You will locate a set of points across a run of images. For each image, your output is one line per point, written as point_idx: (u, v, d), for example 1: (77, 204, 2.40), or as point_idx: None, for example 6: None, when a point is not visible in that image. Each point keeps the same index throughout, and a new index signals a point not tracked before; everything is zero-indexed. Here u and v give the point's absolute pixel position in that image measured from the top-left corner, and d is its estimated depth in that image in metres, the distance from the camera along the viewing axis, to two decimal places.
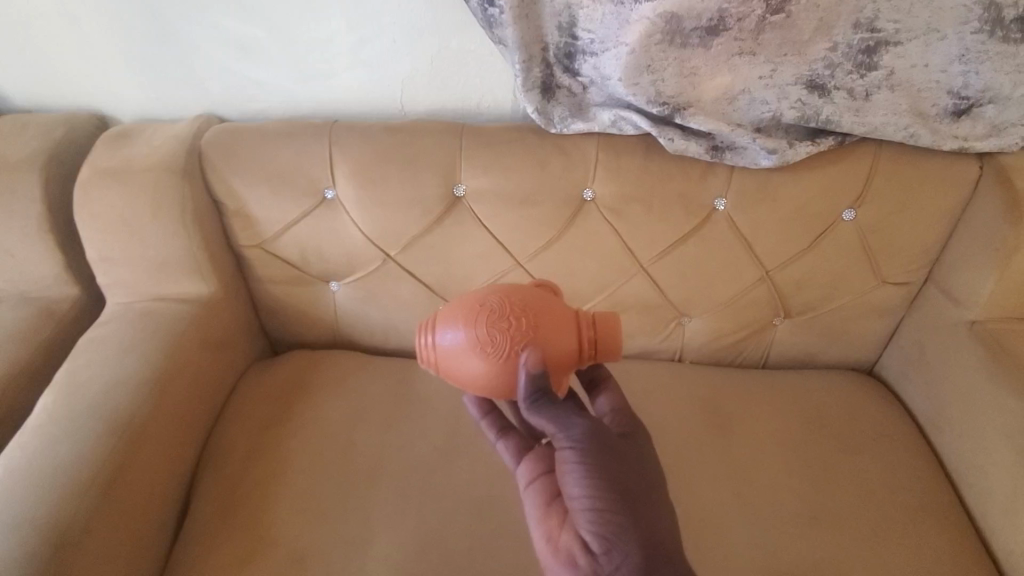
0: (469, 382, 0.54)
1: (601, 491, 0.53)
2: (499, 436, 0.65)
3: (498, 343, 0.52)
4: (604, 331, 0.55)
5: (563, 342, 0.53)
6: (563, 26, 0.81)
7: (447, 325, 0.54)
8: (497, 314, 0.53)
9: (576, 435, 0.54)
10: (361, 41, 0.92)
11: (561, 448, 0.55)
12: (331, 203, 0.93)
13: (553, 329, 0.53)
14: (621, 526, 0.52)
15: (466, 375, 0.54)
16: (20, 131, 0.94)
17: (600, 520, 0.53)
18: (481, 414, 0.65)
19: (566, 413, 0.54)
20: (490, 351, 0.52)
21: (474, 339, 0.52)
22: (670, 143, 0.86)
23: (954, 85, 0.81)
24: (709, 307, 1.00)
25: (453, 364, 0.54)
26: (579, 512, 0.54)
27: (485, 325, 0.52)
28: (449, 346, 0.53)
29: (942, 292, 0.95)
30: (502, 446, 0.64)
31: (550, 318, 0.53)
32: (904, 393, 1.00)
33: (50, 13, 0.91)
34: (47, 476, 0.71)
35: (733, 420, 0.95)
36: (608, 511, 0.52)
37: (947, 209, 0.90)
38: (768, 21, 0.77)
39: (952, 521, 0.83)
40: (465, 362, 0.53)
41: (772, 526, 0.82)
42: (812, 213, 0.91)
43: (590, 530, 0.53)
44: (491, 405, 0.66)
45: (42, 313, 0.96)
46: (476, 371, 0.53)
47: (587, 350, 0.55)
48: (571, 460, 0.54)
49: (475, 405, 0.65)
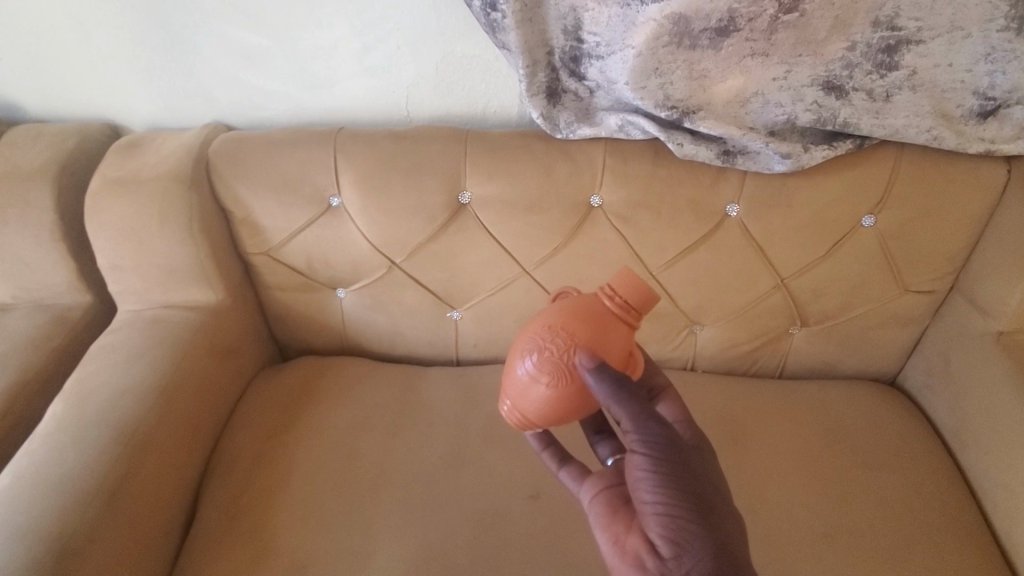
0: (561, 416, 0.53)
1: (676, 497, 0.50)
2: (560, 465, 0.62)
3: (553, 370, 0.51)
4: (627, 289, 0.53)
5: (605, 328, 0.52)
6: (569, 30, 0.79)
7: (512, 392, 0.54)
8: (537, 349, 0.52)
9: (653, 438, 0.51)
10: (365, 48, 0.91)
11: (634, 450, 0.51)
12: (336, 210, 0.93)
13: (589, 325, 0.52)
14: (692, 533, 0.49)
15: (556, 414, 0.53)
16: (33, 142, 0.95)
17: (673, 526, 0.49)
18: (542, 447, 0.64)
19: (644, 412, 0.51)
20: (555, 381, 0.51)
21: (533, 382, 0.52)
22: (680, 148, 0.83)
23: (980, 85, 0.77)
24: (722, 315, 0.97)
25: (543, 415, 0.53)
26: (649, 517, 0.50)
27: (534, 364, 0.52)
28: (524, 404, 0.53)
29: (969, 301, 0.91)
30: (564, 474, 0.62)
31: (580, 317, 0.52)
32: (927, 406, 0.96)
33: (61, 25, 0.92)
34: (54, 482, 0.72)
35: (748, 432, 0.92)
36: (682, 517, 0.49)
37: (973, 214, 0.86)
38: (781, 21, 0.74)
39: (976, 541, 0.79)
40: (550, 404, 0.52)
41: (785, 543, 0.79)
42: (829, 220, 0.87)
43: (660, 534, 0.50)
44: (552, 438, 0.64)
45: (55, 320, 0.97)
46: (563, 403, 0.52)
47: (627, 316, 0.53)
48: (645, 464, 0.51)
49: (535, 438, 0.64)
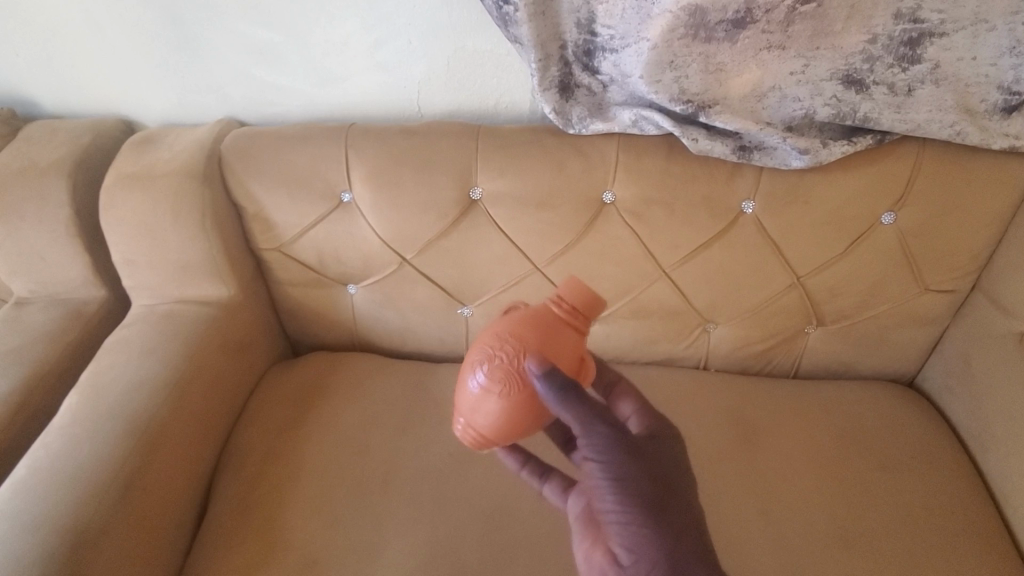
0: (516, 427, 0.52)
1: (630, 502, 0.51)
2: (542, 481, 0.65)
3: (505, 377, 0.50)
4: (572, 296, 0.54)
5: (556, 334, 0.52)
6: (582, 23, 0.78)
7: (466, 408, 0.53)
8: (489, 357, 0.52)
9: (602, 444, 0.51)
10: (377, 43, 0.91)
11: (588, 458, 0.52)
12: (347, 206, 0.93)
13: (536, 331, 0.52)
14: (646, 537, 0.50)
15: (506, 421, 0.51)
16: (49, 139, 0.96)
17: (630, 533, 0.51)
18: (520, 465, 0.66)
19: (591, 417, 0.51)
20: (507, 390, 0.50)
21: (488, 391, 0.51)
22: (694, 143, 0.82)
23: (1004, 79, 0.75)
24: (736, 314, 0.96)
25: (499, 428, 0.52)
26: (609, 525, 0.52)
27: (487, 373, 0.51)
28: (479, 415, 0.52)
29: (990, 301, 0.88)
30: (547, 488, 0.65)
31: (528, 323, 0.52)
32: (946, 407, 0.94)
33: (76, 21, 0.92)
34: (69, 475, 0.72)
35: (761, 432, 0.91)
36: (636, 521, 0.50)
37: (995, 211, 0.84)
38: (799, 12, 0.73)
39: (996, 546, 0.78)
40: (506, 413, 0.51)
41: (799, 547, 0.78)
42: (846, 217, 0.86)
43: (620, 541, 0.51)
44: (529, 454, 0.66)
45: (71, 313, 0.98)
46: (516, 412, 0.51)
47: (571, 320, 0.54)
48: (599, 470, 0.51)
49: (513, 458, 0.66)
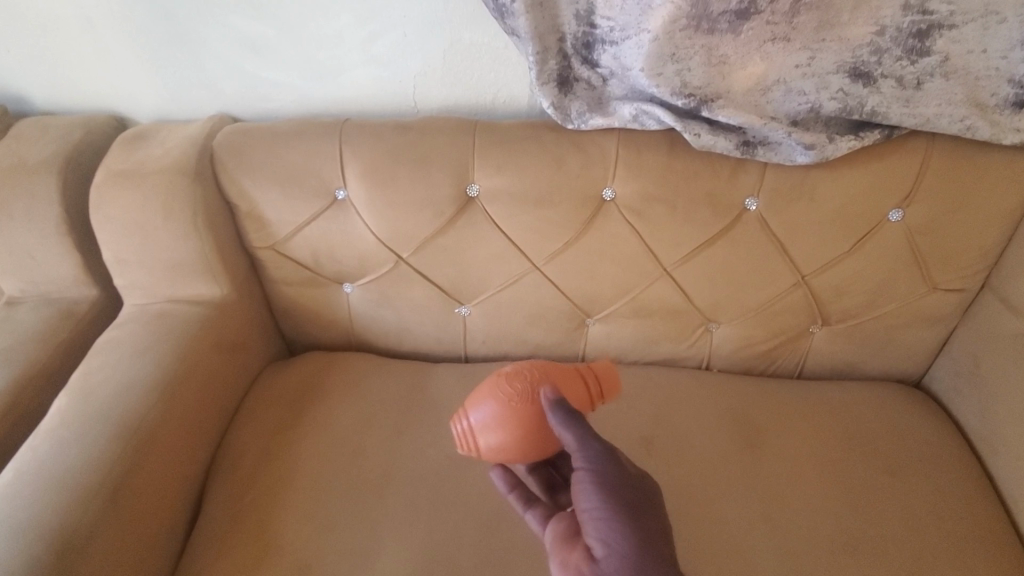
0: (506, 445, 0.55)
1: (611, 501, 0.51)
2: (526, 507, 0.62)
3: (519, 394, 0.55)
4: (602, 370, 0.60)
5: (575, 386, 0.57)
6: (581, 14, 0.76)
7: (473, 409, 0.56)
8: (514, 374, 0.57)
9: (592, 451, 0.53)
10: (372, 36, 0.89)
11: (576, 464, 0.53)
12: (342, 203, 0.91)
13: (561, 374, 0.57)
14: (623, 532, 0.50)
15: (500, 434, 0.55)
16: (39, 135, 0.94)
17: (607, 528, 0.51)
18: (508, 488, 0.63)
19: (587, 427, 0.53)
20: (518, 403, 0.55)
21: (498, 400, 0.55)
22: (697, 138, 0.80)
23: (1016, 72, 0.73)
24: (739, 313, 0.94)
25: (494, 437, 0.55)
26: (587, 522, 0.52)
27: (505, 385, 0.56)
28: (479, 420, 0.55)
29: (1000, 300, 0.86)
30: (529, 516, 0.62)
31: (557, 369, 0.58)
32: (954, 408, 0.92)
33: (65, 15, 0.91)
34: (57, 478, 0.71)
35: (765, 434, 0.89)
36: (615, 517, 0.51)
37: (1005, 208, 0.82)
38: (804, 2, 0.70)
39: (1005, 552, 0.76)
40: (507, 425, 0.54)
41: (803, 552, 0.76)
42: (853, 215, 0.84)
43: (596, 536, 0.51)
44: (518, 479, 0.64)
45: (63, 313, 0.97)
46: (517, 427, 0.54)
47: (593, 386, 0.58)
48: (584, 473, 0.53)
49: (502, 479, 0.63)
